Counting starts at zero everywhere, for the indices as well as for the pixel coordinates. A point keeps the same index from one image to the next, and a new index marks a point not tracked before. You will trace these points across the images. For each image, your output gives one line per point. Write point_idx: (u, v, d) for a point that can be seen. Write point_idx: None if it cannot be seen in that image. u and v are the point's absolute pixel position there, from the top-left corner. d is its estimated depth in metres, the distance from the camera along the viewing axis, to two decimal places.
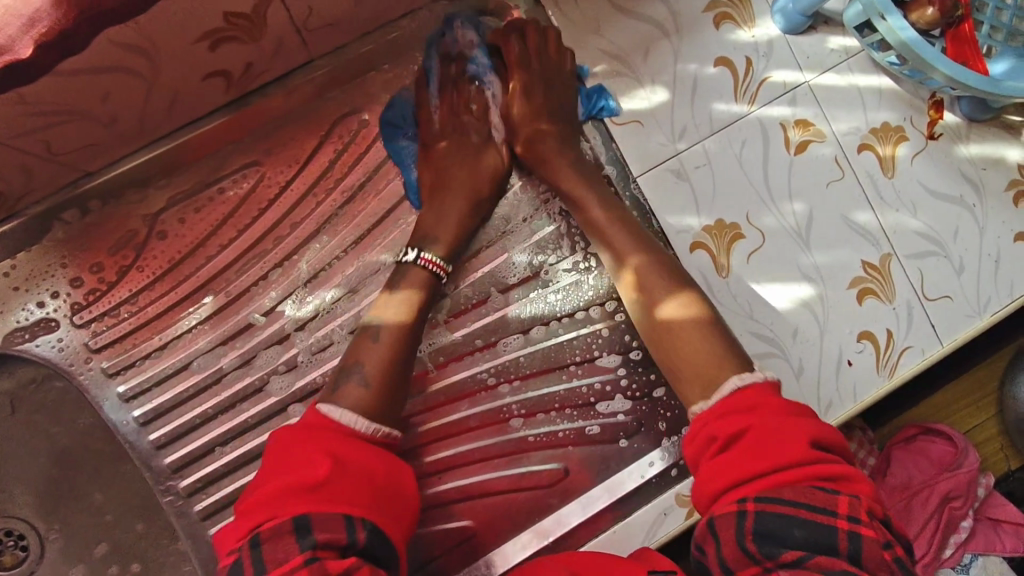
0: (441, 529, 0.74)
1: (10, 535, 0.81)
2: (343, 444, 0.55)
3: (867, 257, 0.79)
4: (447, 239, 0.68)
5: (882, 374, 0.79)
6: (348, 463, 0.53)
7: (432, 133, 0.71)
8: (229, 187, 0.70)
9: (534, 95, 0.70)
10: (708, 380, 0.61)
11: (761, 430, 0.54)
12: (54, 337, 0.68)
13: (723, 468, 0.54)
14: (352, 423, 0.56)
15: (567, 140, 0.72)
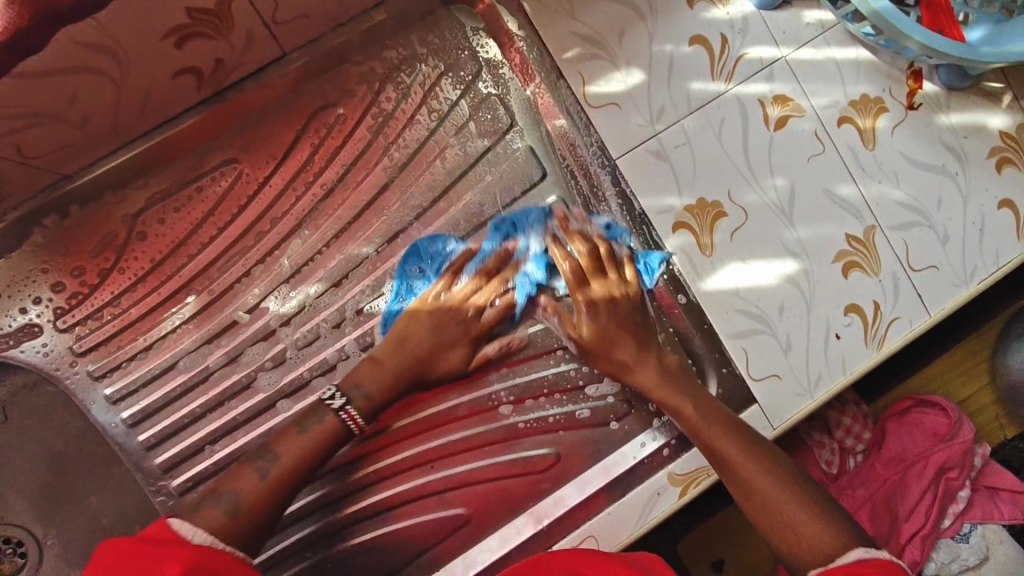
0: (436, 518, 0.75)
1: (9, 542, 0.81)
2: (192, 550, 0.49)
3: (851, 230, 0.79)
4: (377, 392, 0.65)
5: (871, 347, 0.79)
6: (201, 567, 0.47)
7: (440, 294, 0.69)
8: (207, 185, 0.70)
9: (600, 303, 0.69)
10: (826, 552, 0.56)
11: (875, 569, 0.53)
12: (38, 343, 0.68)
13: None
14: (203, 538, 0.52)
15: (643, 335, 0.69)
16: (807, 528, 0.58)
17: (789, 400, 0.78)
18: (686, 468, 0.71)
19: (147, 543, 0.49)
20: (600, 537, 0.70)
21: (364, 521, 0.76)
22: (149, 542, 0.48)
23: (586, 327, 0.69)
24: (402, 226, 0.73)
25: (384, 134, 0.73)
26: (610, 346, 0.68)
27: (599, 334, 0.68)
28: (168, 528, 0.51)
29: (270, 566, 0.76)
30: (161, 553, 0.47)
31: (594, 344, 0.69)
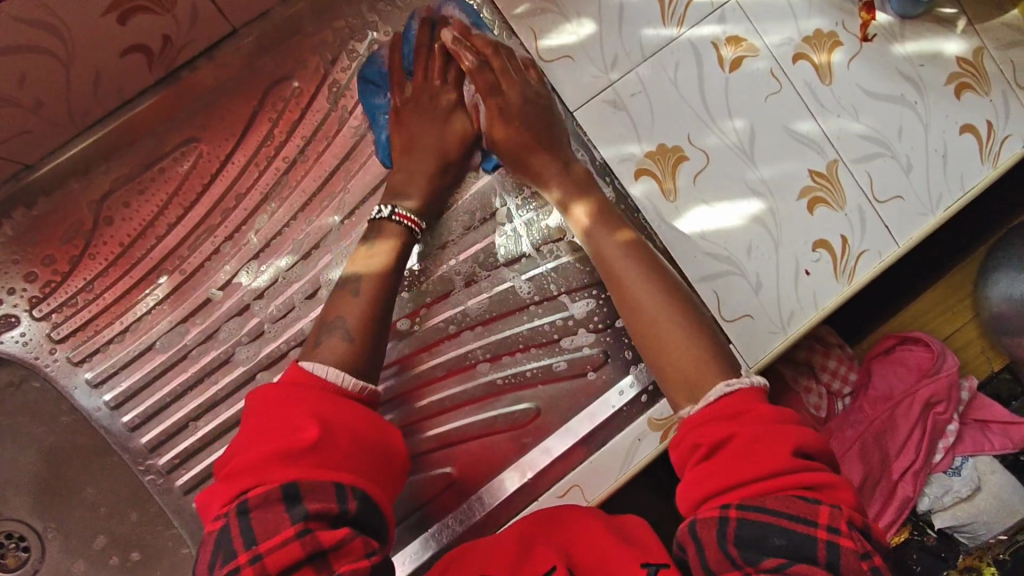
0: (423, 478, 0.76)
1: (11, 537, 0.82)
2: (323, 405, 0.54)
3: (814, 165, 0.80)
4: (420, 199, 0.69)
5: (841, 281, 0.80)
6: (337, 428, 0.53)
7: (402, 96, 0.71)
8: (169, 166, 0.70)
9: (510, 101, 0.69)
10: (695, 386, 0.61)
11: (745, 439, 0.54)
12: (16, 332, 0.69)
13: (705, 477, 0.54)
14: (337, 379, 0.57)
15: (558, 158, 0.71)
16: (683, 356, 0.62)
17: (764, 339, 0.78)
18: (666, 411, 0.73)
19: (285, 399, 0.54)
20: (587, 485, 0.73)
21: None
22: (287, 398, 0.54)
23: (500, 127, 0.70)
24: (365, 193, 0.73)
25: (343, 102, 0.73)
26: (526, 158, 0.71)
27: (510, 138, 0.69)
28: (307, 375, 0.56)
29: None
30: (298, 414, 0.53)
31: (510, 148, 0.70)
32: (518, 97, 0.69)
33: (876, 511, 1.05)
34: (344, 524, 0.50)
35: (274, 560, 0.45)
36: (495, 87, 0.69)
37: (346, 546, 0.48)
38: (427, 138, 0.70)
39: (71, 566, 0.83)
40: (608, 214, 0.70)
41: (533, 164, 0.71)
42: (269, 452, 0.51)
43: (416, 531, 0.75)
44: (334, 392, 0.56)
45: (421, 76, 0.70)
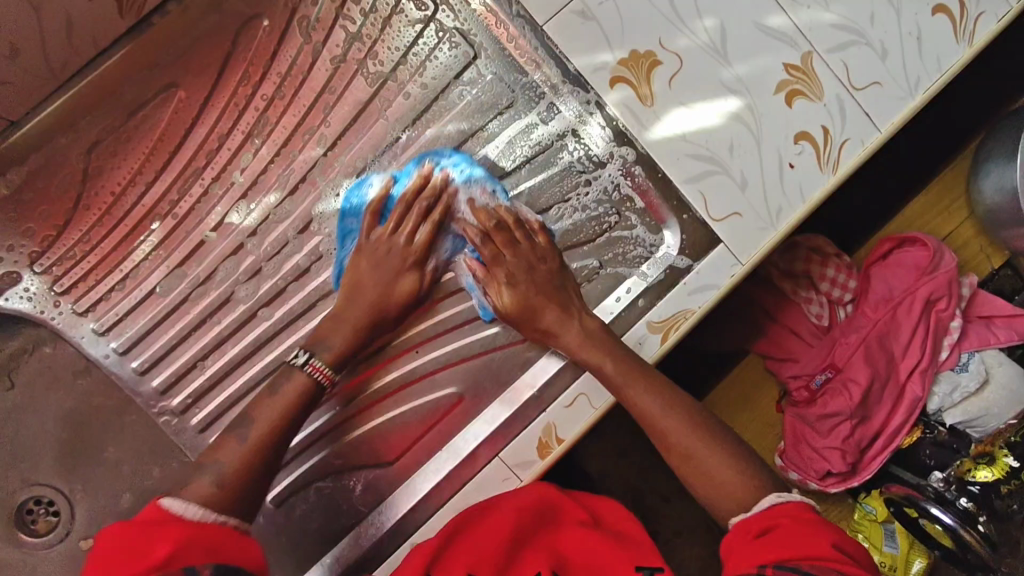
0: (430, 401, 0.78)
1: (41, 502, 0.85)
2: (185, 530, 0.53)
3: (788, 59, 0.80)
4: (340, 349, 0.69)
5: (825, 172, 0.80)
6: (191, 545, 0.52)
7: (369, 237, 0.72)
8: (153, 113, 0.72)
9: (516, 273, 0.73)
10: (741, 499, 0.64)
11: (790, 528, 0.58)
12: (21, 288, 0.73)
13: (751, 549, 0.58)
14: (196, 513, 0.55)
15: (569, 306, 0.71)
16: (723, 473, 0.65)
17: (754, 235, 0.78)
18: (664, 314, 0.77)
19: (137, 527, 0.52)
20: (591, 394, 0.71)
21: (318, 439, 0.79)
22: (138, 527, 0.52)
23: (508, 295, 0.73)
24: (344, 126, 0.76)
25: (314, 39, 0.75)
26: (534, 312, 0.71)
27: (521, 303, 0.72)
28: (162, 509, 0.54)
29: (291, 493, 0.79)
30: (152, 535, 0.51)
31: (517, 312, 0.72)
32: (522, 265, 0.73)
33: (886, 413, 1.07)
34: None
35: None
36: (499, 256, 0.73)
37: None
38: (374, 285, 0.71)
39: (101, 525, 0.85)
40: (623, 353, 0.68)
41: (538, 303, 0.71)
42: None
43: (427, 451, 0.76)
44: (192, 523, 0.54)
45: (404, 204, 0.73)
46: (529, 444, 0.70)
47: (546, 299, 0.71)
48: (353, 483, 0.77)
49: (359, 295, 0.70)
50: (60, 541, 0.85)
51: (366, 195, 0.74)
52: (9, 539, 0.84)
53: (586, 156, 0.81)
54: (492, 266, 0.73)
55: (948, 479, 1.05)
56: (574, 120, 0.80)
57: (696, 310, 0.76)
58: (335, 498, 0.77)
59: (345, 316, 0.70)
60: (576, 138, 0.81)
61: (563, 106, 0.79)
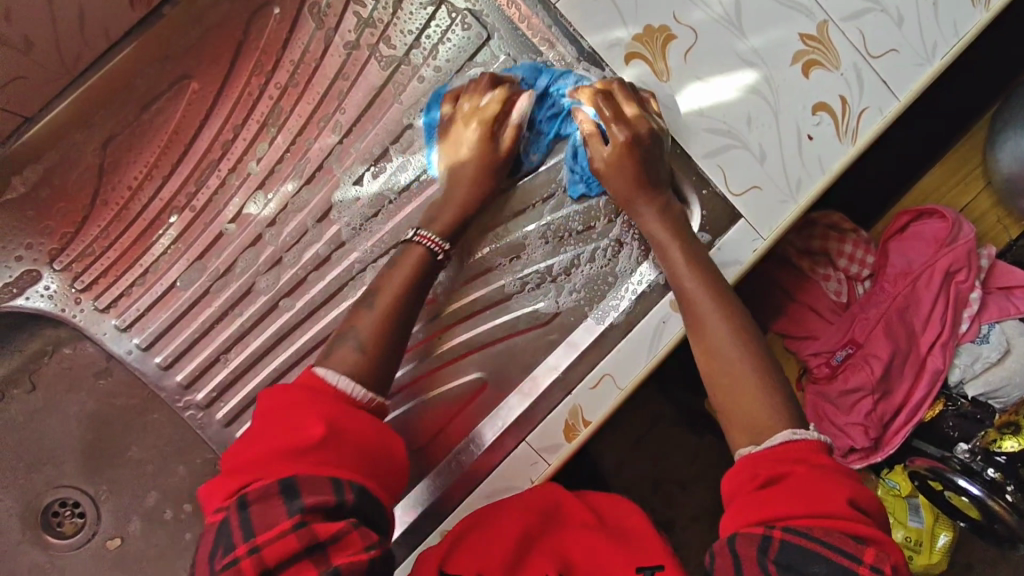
0: (460, 385, 0.78)
1: (66, 504, 0.85)
2: (337, 411, 0.55)
3: (804, 29, 0.79)
4: (450, 219, 0.69)
5: (845, 142, 0.79)
6: (344, 430, 0.54)
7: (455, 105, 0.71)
8: (166, 106, 0.72)
9: (641, 132, 0.71)
10: (754, 426, 0.62)
11: (802, 479, 0.55)
12: (41, 287, 0.74)
13: (756, 500, 0.55)
14: (348, 393, 0.57)
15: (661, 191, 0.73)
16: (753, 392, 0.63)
17: (774, 209, 0.78)
18: None
19: (295, 399, 0.55)
20: (617, 374, 0.72)
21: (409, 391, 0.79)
22: (297, 398, 0.55)
23: (612, 150, 0.72)
24: (359, 112, 0.75)
25: (325, 26, 0.74)
26: (628, 184, 0.72)
27: (619, 160, 0.72)
28: (317, 383, 0.57)
29: None
30: (306, 412, 0.54)
31: (620, 177, 0.72)
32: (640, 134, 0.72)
33: (907, 387, 1.06)
34: (345, 514, 0.51)
35: (270, 554, 0.47)
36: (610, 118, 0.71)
37: (342, 539, 0.49)
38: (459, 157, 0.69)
39: (128, 525, 0.85)
40: (695, 247, 0.71)
41: (642, 175, 0.72)
42: (279, 451, 0.52)
43: (453, 439, 0.76)
44: (344, 401, 0.56)
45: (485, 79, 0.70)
46: (555, 429, 0.71)
47: (648, 177, 0.72)
48: None
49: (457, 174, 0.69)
50: (88, 542, 0.85)
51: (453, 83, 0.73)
52: (36, 542, 0.85)
53: None
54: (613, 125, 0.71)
55: (974, 449, 1.04)
56: None
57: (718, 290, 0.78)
58: None
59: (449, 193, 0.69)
60: None
61: None
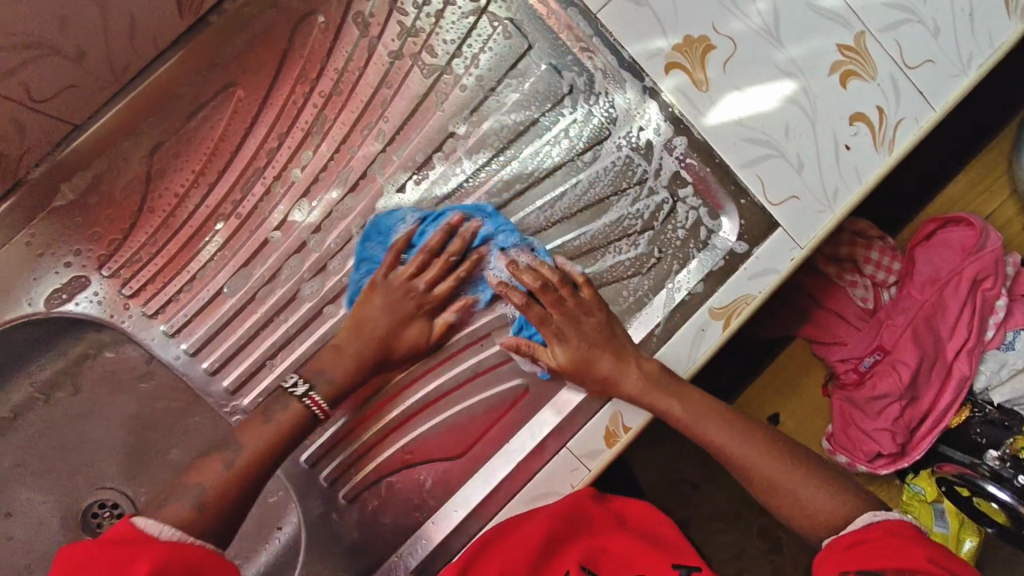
0: (465, 410, 0.78)
1: (105, 506, 0.86)
2: (162, 549, 0.52)
3: (842, 39, 0.79)
4: (341, 380, 0.70)
5: (881, 152, 0.80)
6: (171, 564, 0.51)
7: (389, 273, 0.72)
8: (211, 115, 0.73)
9: (565, 330, 0.71)
10: (821, 527, 0.67)
11: (888, 544, 0.60)
12: (89, 293, 0.74)
13: (844, 556, 0.61)
14: (170, 534, 0.55)
15: (622, 349, 0.70)
16: (809, 500, 0.67)
17: (811, 219, 0.78)
18: (725, 300, 0.75)
19: (105, 545, 0.51)
20: None
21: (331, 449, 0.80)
22: (108, 545, 0.51)
23: (562, 354, 0.72)
24: (402, 120, 0.77)
25: (369, 36, 0.75)
26: (590, 364, 0.70)
27: (575, 359, 0.70)
28: (135, 529, 0.54)
29: (363, 491, 0.79)
30: (128, 555, 0.50)
31: (574, 370, 0.71)
32: (574, 327, 0.71)
33: (934, 393, 1.07)
34: None
35: None
36: (545, 321, 0.72)
37: None
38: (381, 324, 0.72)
39: None
40: (689, 397, 0.70)
41: (593, 358, 0.70)
42: None
43: (495, 443, 0.76)
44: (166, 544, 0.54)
45: (430, 249, 0.72)
46: (596, 434, 0.71)
47: (598, 349, 0.70)
48: (423, 476, 0.78)
49: (360, 338, 0.71)
50: None
51: (397, 227, 0.74)
52: (76, 543, 0.85)
53: (638, 142, 0.80)
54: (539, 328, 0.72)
55: (1005, 455, 1.03)
56: (628, 107, 0.79)
57: (758, 295, 0.76)
58: (406, 494, 0.78)
59: (341, 358, 0.70)
60: (631, 125, 0.80)
61: (618, 95, 0.78)
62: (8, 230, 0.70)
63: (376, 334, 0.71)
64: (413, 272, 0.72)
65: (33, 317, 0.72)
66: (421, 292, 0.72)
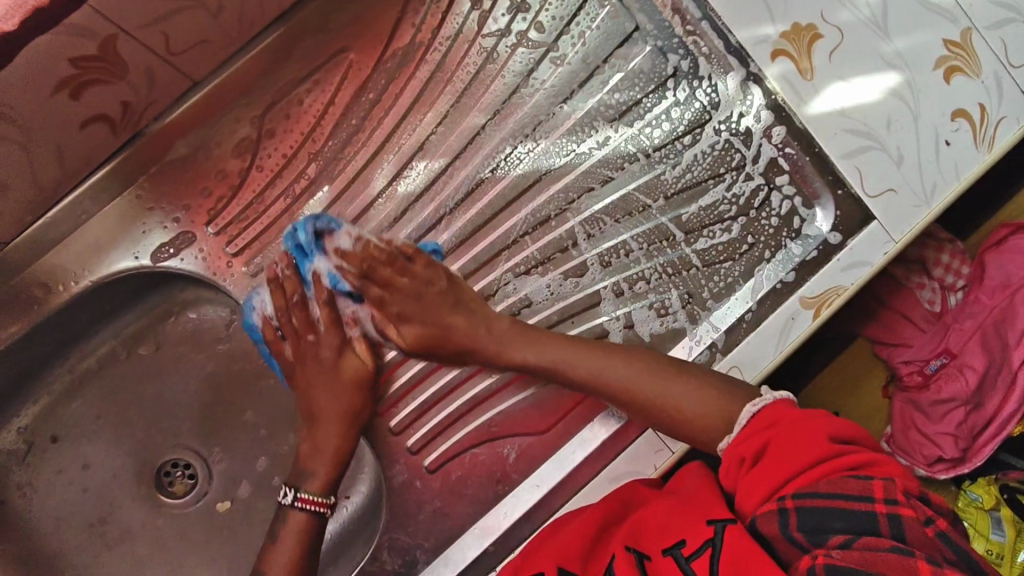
0: (553, 386, 0.79)
1: (178, 465, 0.86)
2: None
3: (948, 35, 0.75)
4: (326, 474, 0.70)
5: (981, 150, 0.75)
6: None
7: (291, 363, 0.74)
8: (319, 83, 0.78)
9: (405, 307, 0.72)
10: (719, 418, 0.63)
11: (782, 439, 0.57)
12: (195, 250, 0.79)
13: (755, 477, 0.56)
14: None
15: (475, 312, 0.72)
16: (688, 398, 0.65)
17: (906, 214, 0.74)
18: (816, 289, 0.73)
19: None
20: (745, 367, 0.72)
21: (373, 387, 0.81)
22: None
23: (406, 332, 0.73)
24: (503, 99, 0.80)
25: (476, 15, 0.80)
26: (437, 340, 0.72)
27: (419, 337, 0.72)
28: None
29: (446, 459, 0.80)
30: None
31: (428, 343, 0.73)
32: (411, 296, 0.72)
33: (998, 400, 0.98)
34: None
35: None
36: (381, 295, 0.73)
37: None
38: (330, 403, 0.72)
39: (238, 489, 0.86)
40: (545, 341, 0.71)
41: (444, 326, 0.72)
42: None
43: (581, 420, 0.77)
44: None
45: (281, 304, 0.74)
46: None
47: (441, 313, 0.72)
48: (507, 450, 0.79)
49: (328, 411, 0.72)
50: (197, 503, 0.86)
51: (254, 316, 0.77)
52: (148, 500, 0.86)
53: (732, 129, 0.80)
54: (381, 306, 0.73)
55: None
56: (735, 90, 0.79)
57: (851, 287, 0.73)
58: (487, 466, 0.78)
59: (319, 438, 0.71)
60: (731, 110, 0.80)
61: (722, 80, 0.79)
62: (119, 183, 0.76)
63: (334, 428, 0.72)
64: (299, 308, 0.74)
65: (140, 270, 0.78)
66: (315, 345, 0.74)
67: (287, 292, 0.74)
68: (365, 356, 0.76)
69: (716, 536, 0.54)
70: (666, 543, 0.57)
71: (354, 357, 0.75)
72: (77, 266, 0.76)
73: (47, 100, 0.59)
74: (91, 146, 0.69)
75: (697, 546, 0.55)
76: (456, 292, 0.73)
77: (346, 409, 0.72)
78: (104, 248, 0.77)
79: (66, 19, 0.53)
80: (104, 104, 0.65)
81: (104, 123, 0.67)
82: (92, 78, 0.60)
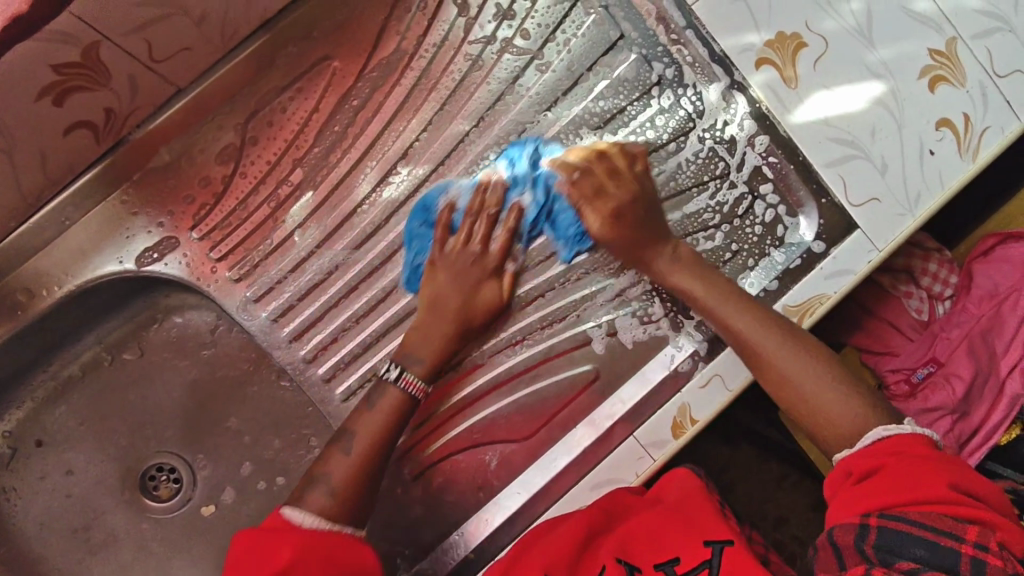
0: (535, 393, 0.79)
1: (163, 469, 0.86)
2: (302, 538, 0.59)
3: (932, 44, 0.75)
4: (429, 363, 0.72)
5: (966, 160, 0.75)
6: (308, 554, 0.57)
7: (441, 251, 0.75)
8: (302, 90, 0.79)
9: (618, 200, 0.72)
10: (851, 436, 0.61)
11: (898, 464, 0.54)
12: (179, 255, 0.79)
13: (852, 491, 0.55)
14: (313, 523, 0.61)
15: (658, 233, 0.72)
16: (835, 402, 0.62)
17: (890, 223, 0.74)
18: (800, 297, 0.74)
19: (261, 535, 0.59)
20: (726, 375, 0.70)
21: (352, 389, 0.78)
22: (262, 536, 0.59)
23: (597, 225, 0.73)
24: (488, 107, 0.80)
25: (460, 23, 0.80)
26: (641, 246, 0.71)
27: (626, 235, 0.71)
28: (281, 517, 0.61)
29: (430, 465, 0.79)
30: (272, 546, 0.58)
31: (617, 240, 0.72)
32: (631, 196, 0.72)
33: (985, 408, 0.96)
34: None
35: None
36: (583, 197, 0.73)
37: None
38: (455, 294, 0.74)
39: (222, 494, 0.86)
40: (714, 277, 0.70)
41: (631, 231, 0.71)
42: None
43: (563, 427, 0.77)
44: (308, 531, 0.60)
45: (473, 211, 0.76)
46: (661, 425, 0.70)
47: (640, 227, 0.71)
48: (489, 455, 0.78)
49: (442, 312, 0.73)
50: (181, 508, 0.86)
51: (438, 202, 0.78)
52: (132, 505, 0.86)
53: (717, 138, 0.81)
54: (595, 200, 0.73)
55: None
56: (719, 99, 0.79)
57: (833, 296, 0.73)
58: (471, 473, 0.78)
59: (428, 330, 0.73)
60: (717, 118, 0.80)
61: (707, 88, 0.79)
62: (103, 189, 0.76)
63: (449, 317, 0.73)
64: (486, 217, 0.76)
65: (123, 274, 0.78)
66: (478, 252, 0.75)
67: (485, 202, 0.77)
68: (505, 288, 0.76)
69: (713, 558, 0.59)
70: (660, 560, 0.61)
71: (495, 275, 0.76)
72: (61, 270, 0.76)
73: (30, 107, 0.59)
74: (75, 151, 0.69)
75: (691, 565, 0.60)
76: (653, 208, 0.72)
77: (463, 308, 0.73)
78: (87, 251, 0.77)
79: (45, 26, 0.53)
80: (87, 111, 0.65)
81: (88, 129, 0.67)
82: (75, 85, 0.60)
